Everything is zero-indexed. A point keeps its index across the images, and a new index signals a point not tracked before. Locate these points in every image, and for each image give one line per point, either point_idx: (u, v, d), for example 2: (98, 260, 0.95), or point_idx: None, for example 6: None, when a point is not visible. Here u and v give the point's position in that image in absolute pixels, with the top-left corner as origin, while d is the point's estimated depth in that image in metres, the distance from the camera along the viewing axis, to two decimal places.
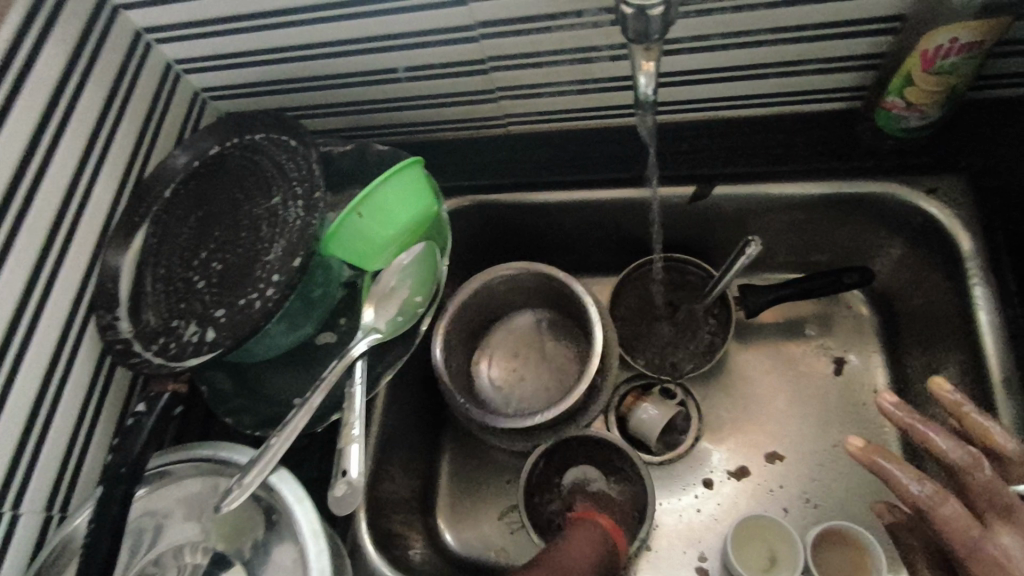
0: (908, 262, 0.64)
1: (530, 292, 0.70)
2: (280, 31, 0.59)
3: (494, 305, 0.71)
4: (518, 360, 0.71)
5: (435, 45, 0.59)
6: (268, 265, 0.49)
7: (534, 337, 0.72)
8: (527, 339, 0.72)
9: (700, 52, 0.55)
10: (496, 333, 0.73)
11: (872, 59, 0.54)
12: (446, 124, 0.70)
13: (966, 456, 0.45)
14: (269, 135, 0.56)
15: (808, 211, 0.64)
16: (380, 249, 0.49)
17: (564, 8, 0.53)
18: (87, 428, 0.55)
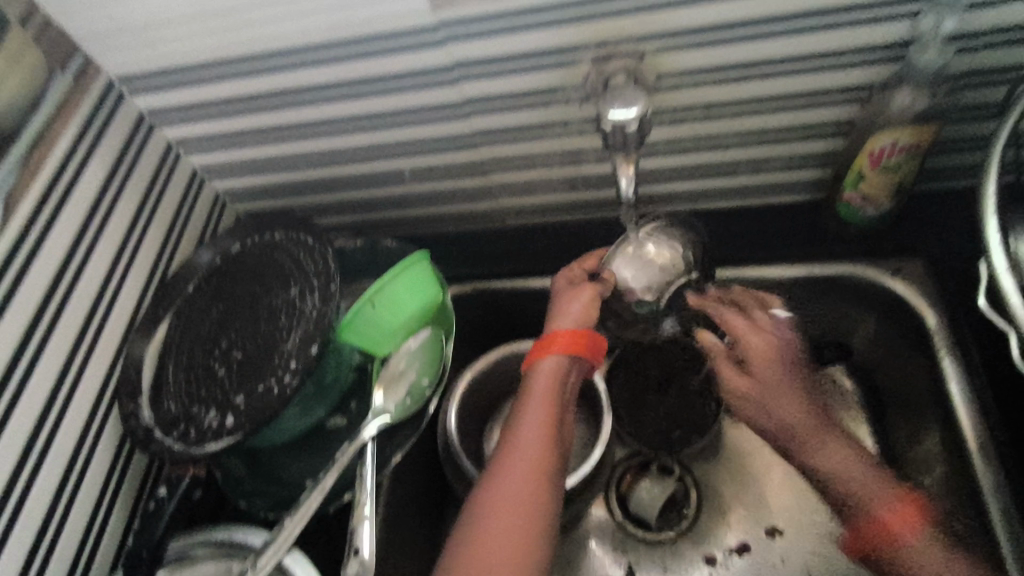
0: (882, 338, 0.68)
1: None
2: (300, 142, 0.66)
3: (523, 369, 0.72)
4: None
5: (439, 150, 0.65)
6: (285, 353, 0.53)
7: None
8: None
9: (674, 154, 0.62)
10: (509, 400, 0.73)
11: (828, 157, 0.61)
12: (448, 219, 0.75)
13: (792, 369, 0.59)
14: (288, 233, 0.62)
15: (787, 292, 0.68)
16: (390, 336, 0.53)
17: (553, 119, 0.60)
18: (101, 513, 0.56)
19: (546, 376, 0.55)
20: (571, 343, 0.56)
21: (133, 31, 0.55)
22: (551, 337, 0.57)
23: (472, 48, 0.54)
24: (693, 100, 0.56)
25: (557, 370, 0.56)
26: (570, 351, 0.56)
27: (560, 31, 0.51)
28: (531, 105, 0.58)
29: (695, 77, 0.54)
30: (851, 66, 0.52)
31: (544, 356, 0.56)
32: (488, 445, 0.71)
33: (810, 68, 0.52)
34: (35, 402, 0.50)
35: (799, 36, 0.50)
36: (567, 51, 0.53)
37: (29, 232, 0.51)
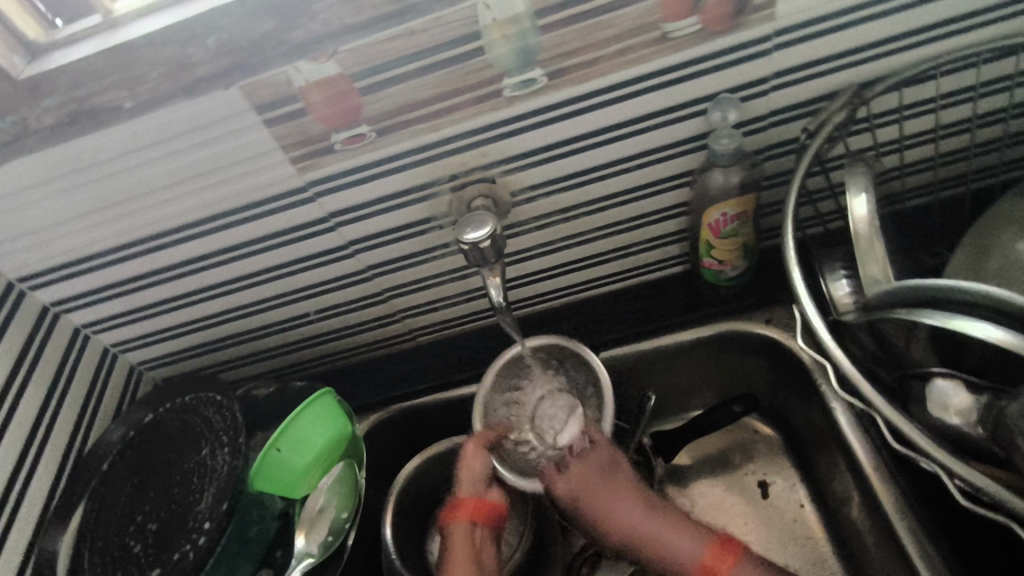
0: (779, 383, 0.73)
1: None
2: (205, 303, 0.70)
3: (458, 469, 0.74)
4: None
5: (337, 288, 0.70)
6: (199, 515, 0.53)
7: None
8: None
9: (549, 252, 0.68)
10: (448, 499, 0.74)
11: (682, 233, 0.68)
12: (362, 349, 0.78)
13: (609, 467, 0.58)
14: (197, 393, 0.63)
15: (684, 356, 0.74)
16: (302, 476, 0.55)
17: (433, 243, 0.66)
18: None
19: (461, 538, 0.55)
20: (470, 507, 0.57)
21: (28, 235, 0.60)
22: (455, 504, 0.58)
23: (343, 196, 0.60)
24: (550, 207, 0.63)
25: (465, 536, 0.55)
26: (473, 518, 0.56)
27: (416, 170, 0.58)
28: (409, 235, 0.64)
29: (543, 188, 0.61)
30: (669, 157, 0.60)
31: (452, 521, 0.56)
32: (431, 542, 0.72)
33: (636, 165, 0.61)
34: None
35: (617, 141, 0.58)
36: (427, 185, 0.60)
37: None
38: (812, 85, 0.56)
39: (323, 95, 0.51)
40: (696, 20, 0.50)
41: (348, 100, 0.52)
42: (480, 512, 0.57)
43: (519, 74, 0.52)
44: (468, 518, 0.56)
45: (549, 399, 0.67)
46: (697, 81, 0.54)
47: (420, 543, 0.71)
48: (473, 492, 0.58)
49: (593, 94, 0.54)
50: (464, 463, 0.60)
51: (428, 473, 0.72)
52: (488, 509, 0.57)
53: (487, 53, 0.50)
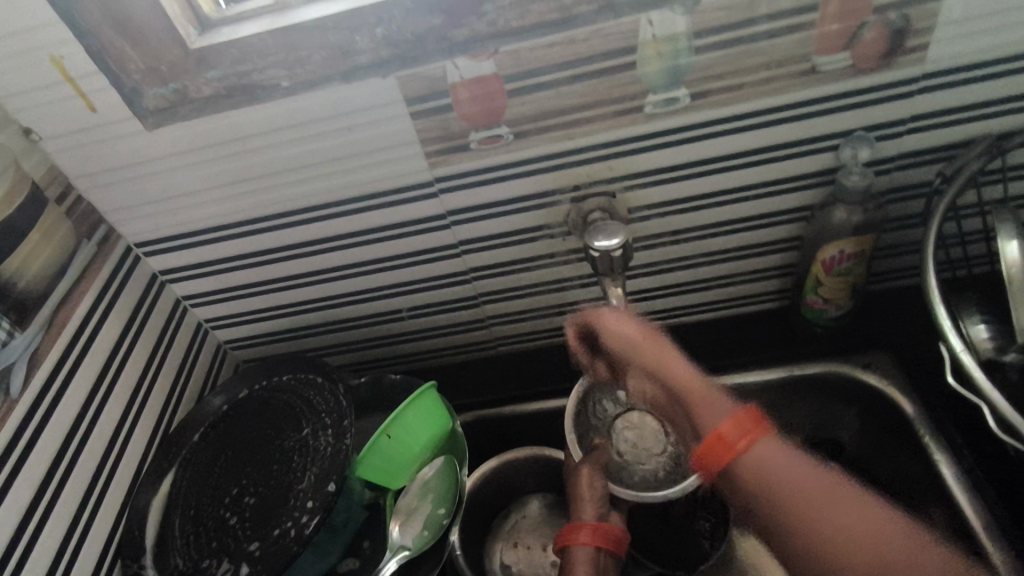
0: (868, 433, 0.71)
1: (534, 481, 0.74)
2: (305, 288, 0.70)
3: (523, 482, 0.74)
4: (531, 539, 0.71)
5: (435, 287, 0.70)
6: (301, 493, 0.53)
7: (541, 525, 0.72)
8: (545, 516, 0.73)
9: (652, 274, 0.68)
10: (512, 513, 0.74)
11: (786, 268, 0.68)
12: (445, 352, 0.78)
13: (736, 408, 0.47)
14: (295, 374, 0.64)
15: (775, 392, 0.72)
16: (401, 475, 0.54)
17: (540, 252, 0.66)
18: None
19: (582, 566, 0.55)
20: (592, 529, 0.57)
21: (156, 202, 0.61)
22: (573, 528, 0.58)
23: (466, 195, 0.61)
24: (662, 228, 0.64)
25: (587, 562, 0.55)
26: (595, 544, 0.56)
27: (542, 177, 0.59)
28: (519, 241, 0.65)
29: (661, 208, 0.62)
30: (791, 190, 0.61)
31: (572, 547, 0.56)
32: (492, 553, 0.71)
33: (756, 195, 0.61)
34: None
35: (743, 167, 0.59)
36: (549, 193, 0.61)
37: (42, 398, 0.53)
38: (948, 131, 0.56)
39: (471, 93, 0.53)
40: (846, 56, 0.51)
41: (494, 100, 0.53)
42: (601, 531, 0.57)
43: (663, 92, 0.53)
44: (590, 545, 0.56)
45: (648, 427, 0.67)
46: (835, 116, 0.55)
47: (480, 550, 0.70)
48: (592, 517, 0.58)
49: (731, 118, 0.55)
50: (579, 488, 0.60)
51: (495, 482, 0.72)
52: (607, 532, 0.57)
53: (638, 68, 0.52)
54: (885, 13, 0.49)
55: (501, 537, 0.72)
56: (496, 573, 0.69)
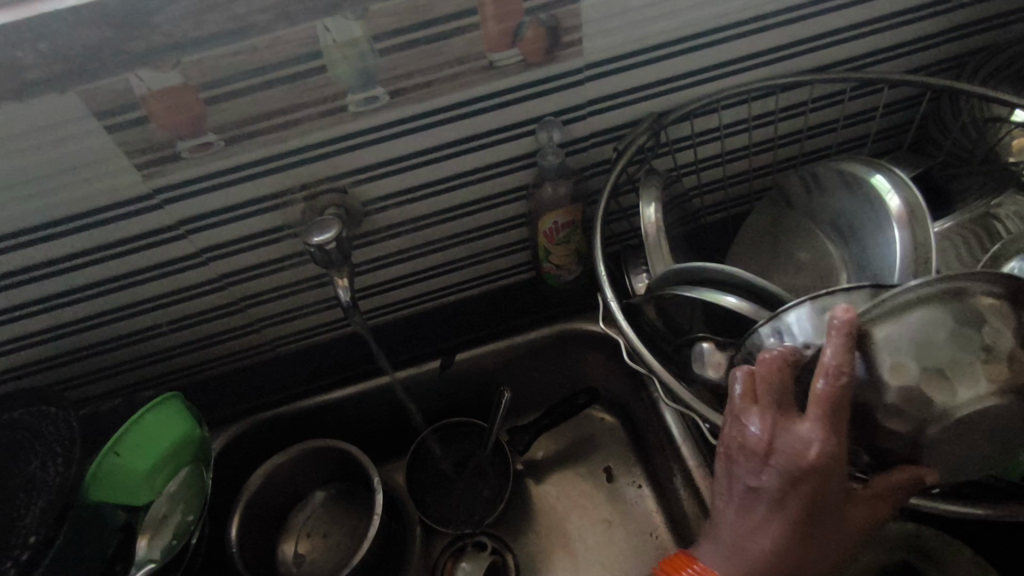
0: (615, 376, 0.83)
1: (318, 474, 0.77)
2: (39, 317, 0.66)
3: (305, 480, 0.76)
4: (323, 528, 0.77)
5: (188, 299, 0.69)
6: (24, 530, 0.50)
7: (329, 515, 0.77)
8: (333, 507, 0.78)
9: (403, 261, 0.73)
10: (299, 509, 0.77)
11: (525, 241, 0.76)
12: (220, 362, 0.78)
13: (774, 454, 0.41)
14: (27, 408, 0.60)
15: (535, 354, 0.81)
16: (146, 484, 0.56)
17: (288, 252, 0.68)
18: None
19: None
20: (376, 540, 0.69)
21: None
22: None
23: (195, 203, 0.61)
24: (401, 217, 0.68)
25: None
26: None
27: (269, 179, 0.61)
28: (263, 244, 0.66)
29: (393, 199, 0.66)
30: (506, 171, 0.68)
31: None
32: (285, 551, 0.75)
33: (478, 179, 0.67)
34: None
35: (458, 155, 0.65)
36: (280, 193, 0.63)
37: None
38: (622, 111, 0.66)
39: (166, 103, 0.53)
40: (517, 52, 0.58)
41: (195, 109, 0.54)
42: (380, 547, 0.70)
43: (361, 92, 0.57)
44: None
45: None
46: (524, 104, 0.62)
47: (273, 548, 0.75)
48: None
49: (434, 112, 0.60)
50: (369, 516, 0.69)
51: (276, 485, 0.74)
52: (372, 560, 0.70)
53: (329, 71, 0.55)
54: (537, 14, 0.56)
55: (292, 533, 0.77)
56: (290, 566, 0.74)
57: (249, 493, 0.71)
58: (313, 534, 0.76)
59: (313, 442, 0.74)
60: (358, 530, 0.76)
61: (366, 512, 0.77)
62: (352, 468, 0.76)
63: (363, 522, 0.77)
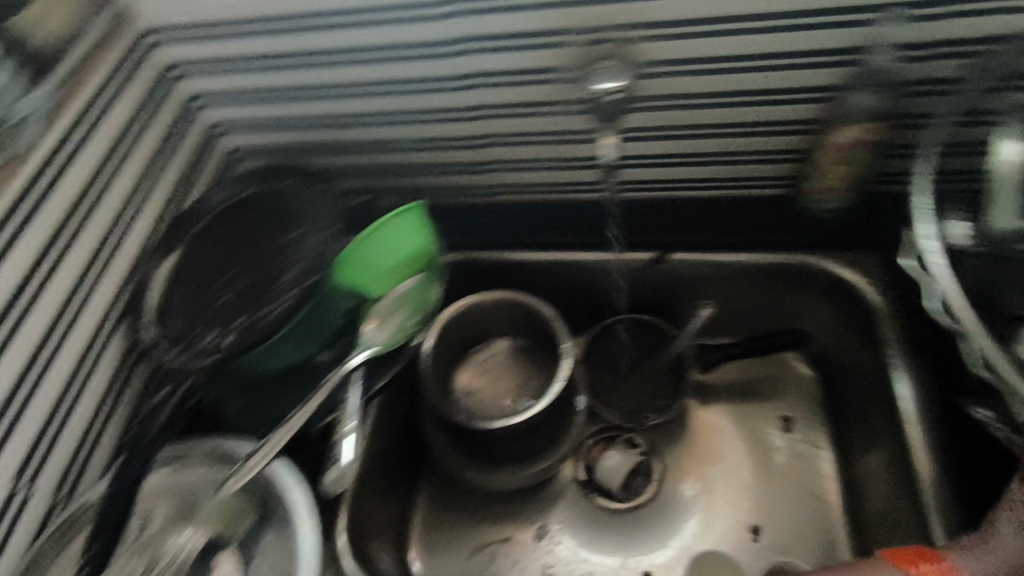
0: (834, 326, 0.75)
1: (504, 323, 0.79)
2: (310, 101, 0.69)
3: (490, 325, 0.79)
4: (495, 372, 0.79)
5: (439, 122, 0.70)
6: (284, 287, 0.57)
7: (507, 363, 0.79)
8: (508, 358, 0.80)
9: (663, 140, 0.68)
10: (478, 349, 0.80)
11: (797, 153, 0.67)
12: (443, 195, 0.79)
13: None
14: (294, 181, 0.66)
15: (756, 279, 0.75)
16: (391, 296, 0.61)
17: (547, 99, 0.65)
18: (40, 454, 0.53)
19: None
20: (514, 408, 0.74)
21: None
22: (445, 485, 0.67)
23: (483, 23, 0.59)
24: (676, 88, 0.62)
25: None
26: None
27: (558, 15, 0.57)
28: (534, 83, 0.64)
29: (676, 65, 0.60)
30: (824, 65, 0.58)
31: None
32: (456, 381, 0.79)
33: (779, 64, 0.59)
34: (31, 337, 0.52)
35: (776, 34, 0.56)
36: (563, 33, 0.59)
37: (54, 158, 0.54)
38: (997, 22, 0.53)
39: None
40: None
41: None
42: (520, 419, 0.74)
43: None
44: None
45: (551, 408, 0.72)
46: None
47: (448, 375, 0.78)
48: None
49: None
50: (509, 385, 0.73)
51: (467, 322, 0.77)
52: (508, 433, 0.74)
53: None
54: None
55: (466, 368, 0.79)
56: (459, 395, 0.78)
57: (446, 320, 0.75)
58: (485, 375, 0.79)
59: (512, 296, 0.76)
60: (529, 386, 0.78)
61: (540, 372, 0.78)
62: (539, 330, 0.77)
63: (535, 380, 0.78)
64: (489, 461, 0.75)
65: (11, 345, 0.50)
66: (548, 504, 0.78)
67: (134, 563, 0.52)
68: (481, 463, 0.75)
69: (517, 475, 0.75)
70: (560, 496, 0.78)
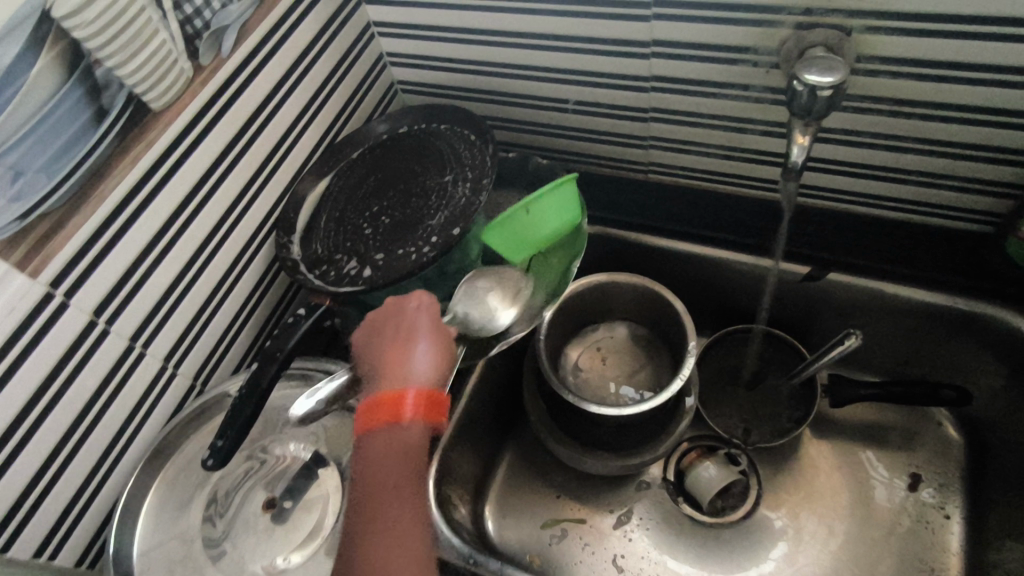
0: (1005, 393, 0.65)
1: (630, 308, 0.76)
2: (483, 47, 0.69)
3: (612, 306, 0.77)
4: (608, 356, 0.77)
5: (609, 87, 0.67)
6: (427, 230, 0.57)
7: (623, 349, 0.77)
8: (623, 345, 0.77)
9: (851, 146, 0.61)
10: (598, 330, 0.78)
11: (1014, 188, 0.58)
12: (596, 161, 0.78)
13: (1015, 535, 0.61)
14: (452, 126, 0.66)
15: (923, 320, 0.66)
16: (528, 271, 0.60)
17: (733, 79, 0.60)
18: (190, 338, 0.57)
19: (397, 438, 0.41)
20: (418, 409, 0.42)
21: None
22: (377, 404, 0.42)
23: None
24: (887, 92, 0.55)
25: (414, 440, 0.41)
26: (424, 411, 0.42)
27: None
28: (721, 61, 0.59)
29: (899, 65, 0.52)
30: None
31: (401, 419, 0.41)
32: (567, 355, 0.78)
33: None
34: (201, 230, 0.55)
35: None
36: (774, 10, 0.53)
37: (245, 63, 0.56)
38: None
39: None
40: None
41: None
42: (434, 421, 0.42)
43: None
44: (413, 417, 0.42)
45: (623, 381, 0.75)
46: None
47: (561, 346, 0.77)
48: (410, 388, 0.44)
49: None
50: (425, 349, 0.46)
51: (592, 299, 0.76)
52: (438, 400, 0.43)
53: None
54: None
55: (579, 344, 0.78)
56: (566, 369, 0.77)
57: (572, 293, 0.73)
58: (597, 357, 0.77)
59: (645, 280, 0.72)
60: (639, 377, 0.75)
61: (653, 365, 0.76)
62: (664, 321, 0.73)
63: (647, 373, 0.75)
64: (581, 443, 0.72)
65: (184, 233, 0.54)
66: (633, 499, 0.76)
67: (249, 458, 0.55)
68: (574, 442, 0.72)
69: (608, 464, 0.70)
70: (646, 495, 0.76)
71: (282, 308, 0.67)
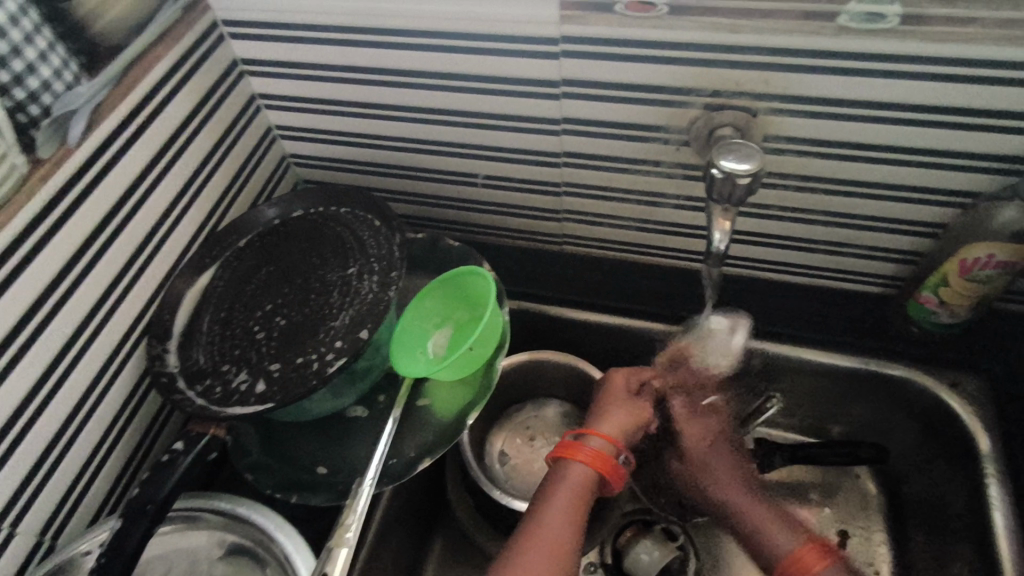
0: (917, 448, 0.67)
1: (555, 386, 0.72)
2: (384, 122, 0.64)
3: (536, 384, 0.73)
4: (536, 437, 0.72)
5: (519, 162, 0.64)
6: (330, 333, 0.50)
7: (551, 428, 0.72)
8: (549, 425, 0.73)
9: (763, 218, 0.61)
10: (524, 410, 0.74)
11: (911, 255, 0.61)
12: (509, 233, 0.74)
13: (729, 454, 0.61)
14: (353, 210, 0.60)
15: (839, 382, 0.67)
16: (455, 381, 0.56)
17: (646, 156, 0.58)
18: (34, 487, 0.46)
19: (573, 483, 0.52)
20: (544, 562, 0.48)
21: None
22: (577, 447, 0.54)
23: (592, 66, 0.52)
24: (793, 169, 0.56)
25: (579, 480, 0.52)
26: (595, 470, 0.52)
27: (684, 72, 0.50)
28: (633, 138, 0.57)
29: (804, 144, 0.53)
30: (966, 169, 0.51)
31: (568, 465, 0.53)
32: (492, 441, 0.72)
33: (919, 162, 0.52)
34: (46, 354, 0.45)
35: (926, 127, 0.49)
36: (683, 92, 0.52)
37: (102, 152, 0.48)
38: None
39: None
40: None
41: None
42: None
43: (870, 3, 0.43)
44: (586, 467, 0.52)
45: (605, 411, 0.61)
46: None
47: (484, 433, 0.72)
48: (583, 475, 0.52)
49: (928, 61, 0.45)
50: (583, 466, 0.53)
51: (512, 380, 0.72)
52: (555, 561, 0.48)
53: None
54: None
55: (504, 429, 0.73)
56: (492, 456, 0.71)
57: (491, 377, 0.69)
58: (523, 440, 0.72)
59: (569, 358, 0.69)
60: None
61: None
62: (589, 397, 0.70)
63: None
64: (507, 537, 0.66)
65: (23, 361, 0.44)
66: None
67: None
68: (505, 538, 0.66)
69: None
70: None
71: (157, 426, 0.57)
